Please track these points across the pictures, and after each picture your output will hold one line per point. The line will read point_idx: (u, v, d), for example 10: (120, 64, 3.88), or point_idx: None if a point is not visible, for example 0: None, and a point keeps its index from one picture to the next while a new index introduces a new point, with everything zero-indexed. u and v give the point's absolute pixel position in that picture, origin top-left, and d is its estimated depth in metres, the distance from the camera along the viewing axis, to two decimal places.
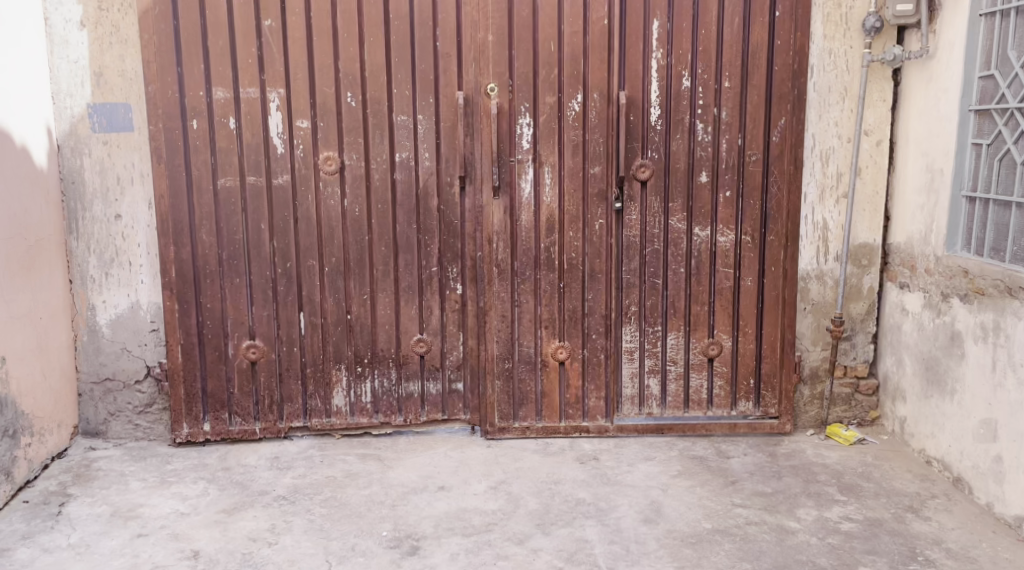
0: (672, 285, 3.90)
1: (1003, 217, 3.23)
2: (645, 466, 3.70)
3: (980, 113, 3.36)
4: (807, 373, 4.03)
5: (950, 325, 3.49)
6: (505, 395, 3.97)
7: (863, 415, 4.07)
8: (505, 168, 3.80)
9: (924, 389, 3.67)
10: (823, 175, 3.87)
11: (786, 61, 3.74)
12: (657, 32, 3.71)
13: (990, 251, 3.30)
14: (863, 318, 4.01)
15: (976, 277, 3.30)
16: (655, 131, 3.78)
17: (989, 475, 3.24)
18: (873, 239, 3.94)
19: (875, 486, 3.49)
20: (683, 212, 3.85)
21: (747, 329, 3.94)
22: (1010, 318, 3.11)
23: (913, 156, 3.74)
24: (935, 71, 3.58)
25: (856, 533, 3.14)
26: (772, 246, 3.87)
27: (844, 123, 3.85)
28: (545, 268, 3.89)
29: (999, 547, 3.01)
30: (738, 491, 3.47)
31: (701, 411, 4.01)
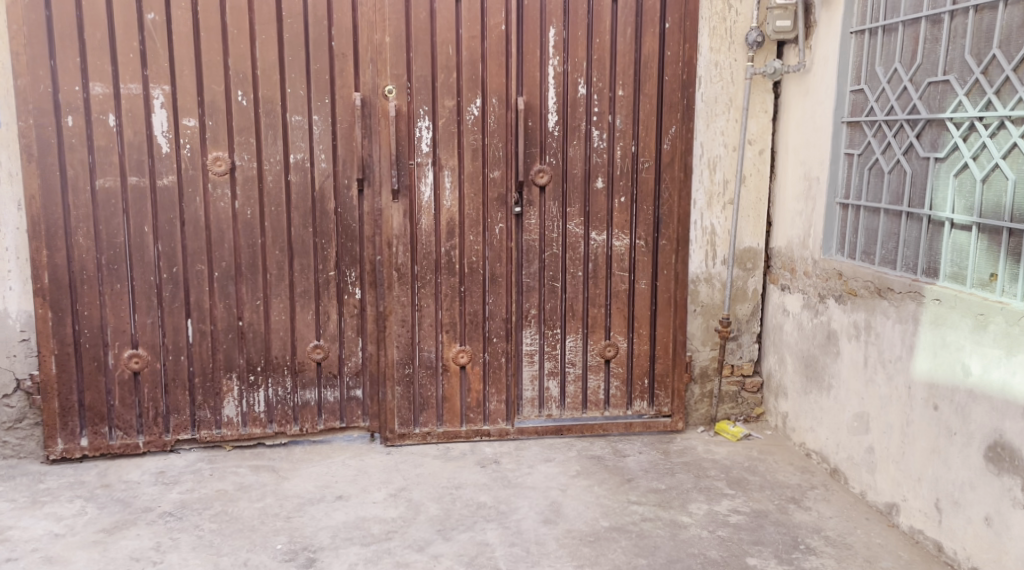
0: (571, 289, 3.97)
1: (873, 223, 3.45)
2: (545, 467, 3.75)
3: (851, 125, 3.58)
4: (697, 373, 4.18)
5: (826, 324, 3.69)
6: (404, 401, 3.93)
7: (749, 411, 4.26)
8: (404, 171, 3.77)
9: (804, 386, 3.87)
10: (711, 183, 4.03)
11: (676, 72, 3.88)
12: (553, 39, 3.77)
13: (862, 255, 3.52)
14: (748, 319, 4.21)
15: (849, 279, 3.51)
16: (552, 137, 3.84)
17: (862, 465, 3.46)
18: (756, 243, 4.14)
19: (761, 479, 3.66)
20: (580, 216, 3.92)
21: (642, 331, 4.06)
22: (880, 317, 3.33)
23: (793, 165, 3.94)
24: (811, 84, 3.79)
25: (743, 525, 3.28)
26: (665, 251, 4.01)
27: (730, 132, 4.01)
28: (446, 272, 3.87)
29: (872, 533, 3.22)
30: (634, 489, 3.56)
31: (598, 412, 4.09)
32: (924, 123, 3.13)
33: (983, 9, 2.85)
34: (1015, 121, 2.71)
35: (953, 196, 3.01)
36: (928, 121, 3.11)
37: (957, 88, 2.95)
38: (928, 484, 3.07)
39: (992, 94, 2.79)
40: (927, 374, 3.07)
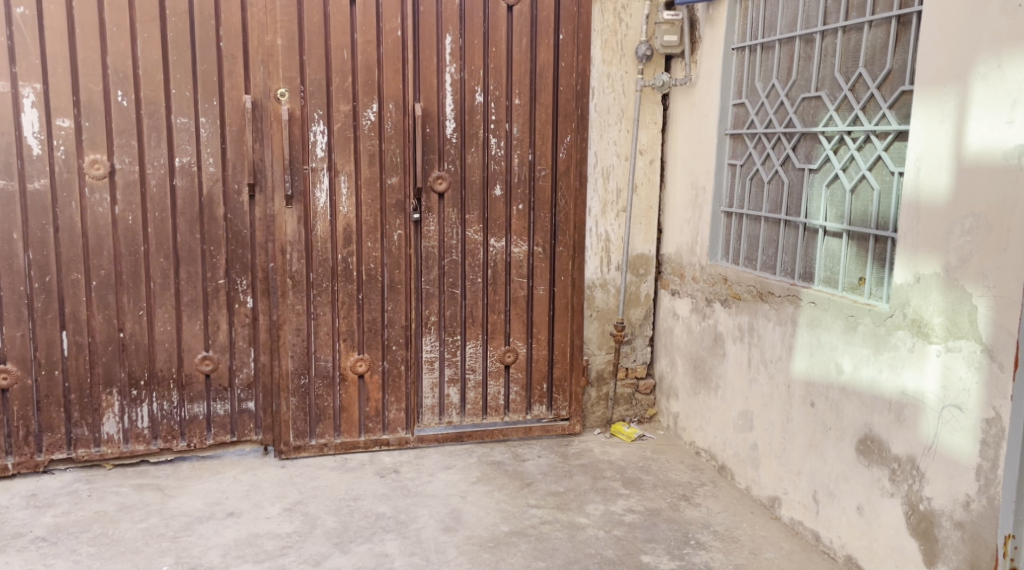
0: (470, 295, 3.98)
1: (755, 230, 3.63)
2: (444, 475, 3.74)
3: (734, 137, 3.75)
4: (594, 376, 4.26)
5: (713, 327, 3.85)
6: (300, 412, 3.83)
7: (643, 412, 4.40)
8: (298, 175, 3.69)
9: (693, 387, 4.03)
10: (605, 191, 4.13)
11: (570, 82, 3.96)
12: (450, 47, 3.78)
13: (745, 260, 3.70)
14: (641, 323, 4.34)
15: (734, 284, 3.68)
16: (450, 144, 3.85)
17: (747, 461, 3.63)
18: (648, 249, 4.28)
19: (654, 478, 3.78)
20: (479, 223, 3.94)
21: (541, 336, 4.11)
22: (761, 319, 3.50)
23: (680, 174, 4.09)
24: (696, 97, 3.95)
25: (637, 523, 3.37)
26: (562, 257, 4.08)
27: (622, 142, 4.13)
28: (342, 279, 3.80)
29: (756, 526, 3.38)
30: (533, 493, 3.60)
31: (498, 417, 4.11)
32: (799, 136, 3.32)
33: (851, 30, 3.05)
34: (879, 135, 2.92)
35: (825, 205, 3.19)
36: (803, 134, 3.30)
37: (828, 104, 3.15)
38: (806, 477, 3.25)
39: (859, 110, 2.99)
40: (804, 373, 3.25)
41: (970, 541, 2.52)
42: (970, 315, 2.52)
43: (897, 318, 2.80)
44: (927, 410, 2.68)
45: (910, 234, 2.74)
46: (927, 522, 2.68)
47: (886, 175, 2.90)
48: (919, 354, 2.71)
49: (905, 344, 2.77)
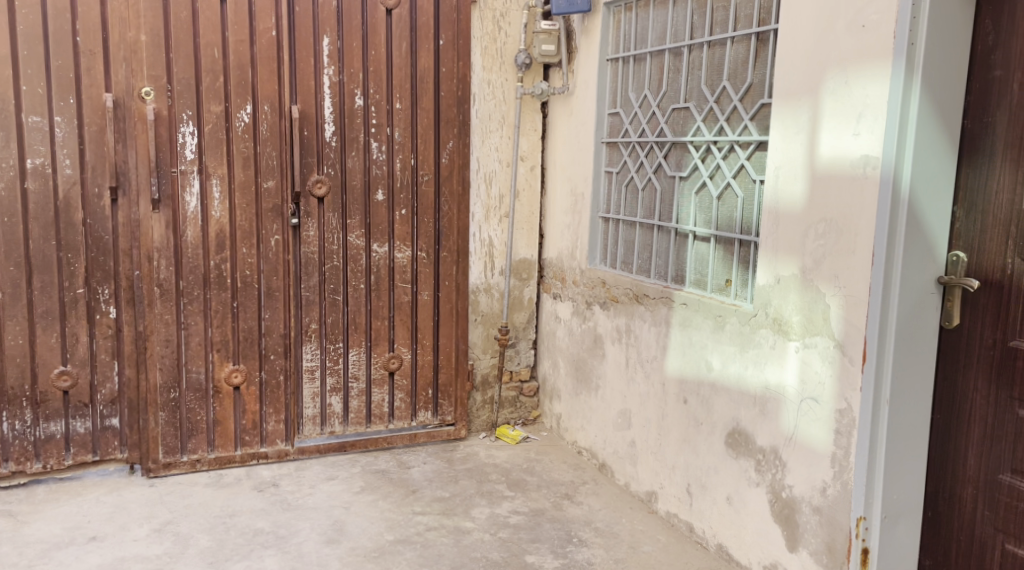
0: (352, 301, 3.91)
1: (630, 235, 3.75)
2: (327, 486, 3.65)
3: (610, 145, 3.87)
4: (478, 380, 4.29)
5: (593, 329, 3.95)
6: (170, 427, 3.65)
7: (527, 414, 4.47)
8: (165, 178, 3.52)
9: (575, 388, 4.12)
10: (487, 197, 4.17)
11: (451, 88, 3.96)
12: (327, 49, 3.70)
13: (622, 264, 3.82)
14: (524, 326, 4.40)
15: (612, 286, 3.79)
16: (330, 147, 3.77)
17: (626, 458, 3.74)
18: (530, 254, 4.34)
19: (538, 479, 3.83)
20: (361, 228, 3.88)
21: (425, 342, 4.09)
22: (638, 321, 3.62)
23: (560, 181, 4.18)
24: (573, 105, 4.05)
25: (522, 524, 3.42)
26: (445, 262, 4.07)
27: (503, 149, 4.18)
28: (215, 287, 3.66)
29: (635, 520, 3.50)
30: (418, 500, 3.58)
31: (382, 425, 4.06)
32: (670, 145, 3.46)
33: (715, 45, 3.21)
34: (742, 145, 3.10)
35: (694, 211, 3.34)
36: (674, 143, 3.45)
37: (696, 115, 3.30)
38: (680, 471, 3.39)
39: (724, 120, 3.16)
40: (677, 371, 3.38)
41: (827, 525, 2.70)
42: (824, 313, 2.70)
43: (760, 318, 2.97)
44: (787, 403, 2.86)
45: (770, 239, 2.92)
46: (789, 509, 2.85)
47: (749, 183, 3.07)
48: (780, 351, 2.89)
49: (768, 341, 2.94)
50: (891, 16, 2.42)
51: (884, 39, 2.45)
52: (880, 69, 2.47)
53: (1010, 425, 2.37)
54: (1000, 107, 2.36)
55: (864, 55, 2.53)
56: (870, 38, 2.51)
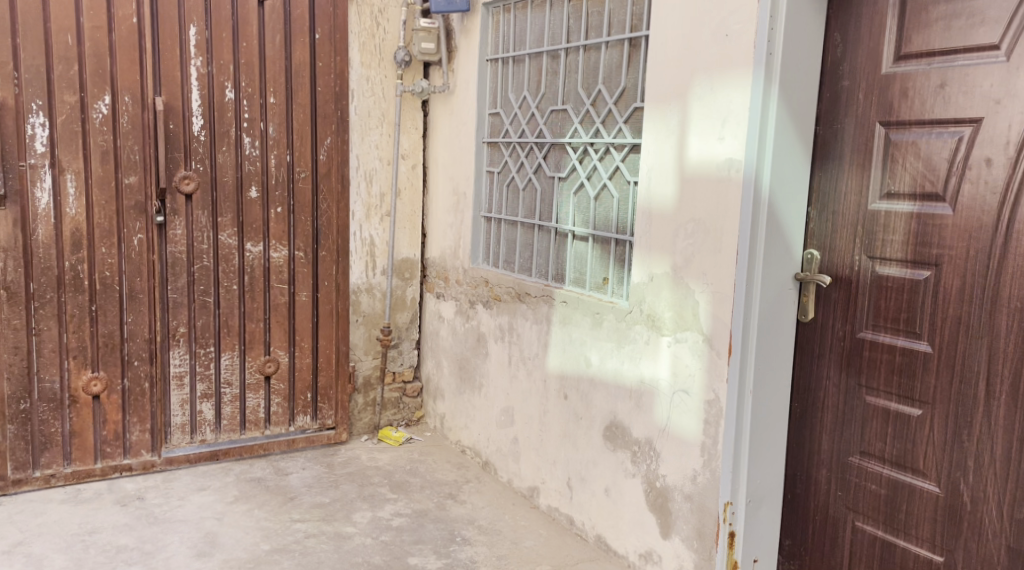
0: (224, 303, 3.75)
1: (512, 234, 3.79)
2: (198, 497, 3.49)
3: (491, 145, 3.90)
4: (360, 382, 4.21)
5: (476, 328, 3.96)
6: (20, 442, 3.39)
7: (410, 415, 4.43)
8: (12, 173, 3.26)
9: (458, 387, 4.12)
10: (368, 196, 4.09)
11: (328, 83, 3.87)
12: (194, 39, 3.54)
13: (504, 264, 3.85)
14: (407, 326, 4.36)
15: (495, 285, 3.81)
16: (198, 142, 3.60)
17: (508, 455, 3.78)
18: (413, 254, 4.31)
19: (421, 480, 3.81)
20: (233, 226, 3.73)
21: (303, 344, 3.97)
22: (520, 319, 3.66)
23: (441, 180, 4.17)
24: (454, 104, 4.04)
25: (405, 526, 3.38)
26: (324, 262, 3.97)
27: (383, 147, 4.12)
28: (71, 290, 3.42)
29: (517, 516, 3.54)
30: (296, 507, 3.48)
31: (258, 431, 3.92)
32: (550, 146, 3.52)
33: (591, 49, 3.30)
34: (617, 147, 3.19)
35: (573, 211, 3.42)
36: (552, 144, 3.51)
37: (573, 116, 3.38)
38: (561, 465, 3.46)
39: (600, 123, 3.24)
40: (558, 368, 3.45)
41: (697, 511, 2.83)
42: (693, 309, 2.82)
43: (635, 314, 3.07)
44: (660, 396, 2.97)
45: (644, 238, 3.02)
46: (663, 497, 2.97)
47: (624, 184, 3.16)
48: (653, 345, 2.99)
49: (643, 337, 3.04)
50: (751, 27, 2.56)
51: (745, 48, 2.59)
52: (741, 76, 2.60)
53: (858, 410, 2.54)
54: (848, 114, 2.53)
55: (726, 63, 2.66)
56: (732, 46, 2.63)
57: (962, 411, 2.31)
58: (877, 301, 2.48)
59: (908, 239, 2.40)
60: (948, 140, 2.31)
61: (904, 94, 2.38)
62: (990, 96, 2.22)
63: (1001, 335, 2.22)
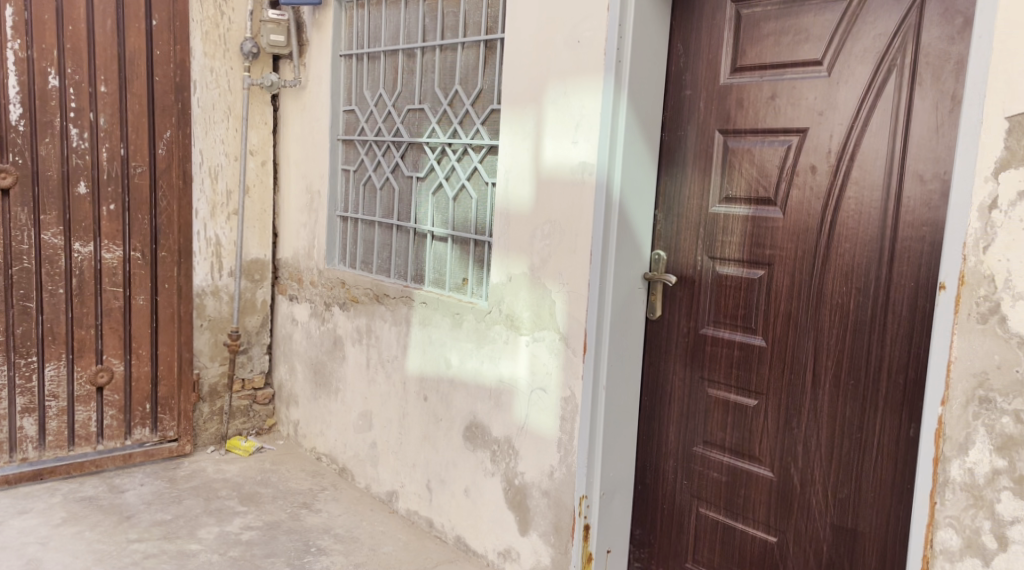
0: (48, 308, 3.44)
1: (369, 234, 3.72)
2: (19, 521, 3.18)
3: (346, 143, 3.80)
4: (206, 391, 4.00)
5: (332, 331, 3.85)
6: None
7: (261, 424, 4.24)
8: None
9: (313, 392, 3.99)
10: (213, 192, 3.88)
11: (167, 73, 3.65)
12: (11, 20, 3.24)
13: (361, 264, 3.77)
14: (257, 330, 4.18)
15: (351, 287, 3.71)
16: (16, 132, 3.30)
17: (366, 460, 3.70)
18: (264, 254, 4.13)
19: (273, 491, 3.66)
20: (58, 225, 3.43)
21: (141, 351, 3.71)
22: (378, 321, 3.58)
23: (293, 177, 4.02)
24: (306, 100, 3.91)
25: (256, 540, 3.23)
26: (164, 263, 3.73)
27: (230, 141, 3.92)
28: None
29: (375, 522, 3.47)
30: (134, 526, 3.24)
31: (89, 447, 3.62)
32: (407, 146, 3.48)
33: (447, 49, 3.29)
34: (475, 148, 3.19)
35: (432, 211, 3.39)
36: (410, 143, 3.47)
37: (430, 116, 3.35)
38: (420, 468, 3.43)
39: (457, 123, 3.24)
40: (417, 369, 3.41)
41: (554, 506, 2.88)
42: (550, 309, 2.87)
43: (494, 314, 3.08)
44: (519, 395, 3.00)
45: (502, 238, 3.04)
46: (521, 494, 3.00)
47: (482, 185, 3.17)
48: (512, 345, 3.02)
49: (502, 337, 3.06)
50: (602, 33, 2.63)
51: (596, 54, 2.66)
52: (593, 82, 2.67)
53: (702, 402, 2.67)
54: (690, 122, 2.66)
55: (579, 68, 2.73)
56: (584, 52, 2.70)
57: (791, 401, 2.45)
58: (717, 298, 2.61)
59: (744, 240, 2.53)
60: (778, 147, 2.45)
61: (740, 104, 2.53)
62: (814, 108, 2.37)
63: (824, 329, 2.37)
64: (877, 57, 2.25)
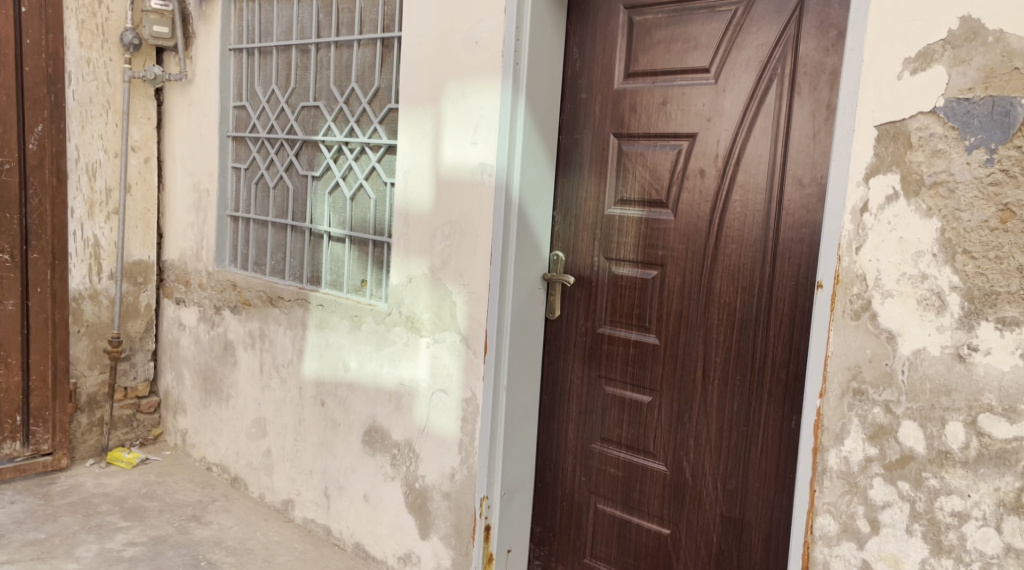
0: None
1: (262, 235, 3.61)
2: None
3: (236, 140, 3.67)
4: (83, 401, 3.77)
5: (223, 336, 3.69)
6: None
7: (145, 434, 4.03)
8: None
9: (202, 399, 3.83)
10: (90, 191, 3.68)
11: (39, 64, 3.44)
12: None
13: (253, 266, 3.65)
14: (141, 336, 3.98)
15: (243, 289, 3.58)
16: None
17: (260, 469, 3.58)
18: (147, 255, 3.93)
19: (158, 504, 3.48)
20: None
21: (10, 359, 3.47)
22: (272, 324, 3.47)
23: (180, 175, 3.85)
24: (193, 95, 3.75)
25: (140, 556, 3.06)
26: (36, 265, 3.52)
27: (109, 137, 3.72)
28: None
29: (269, 532, 3.36)
30: (3, 547, 3.02)
31: None
32: (301, 144, 3.39)
33: (342, 46, 3.22)
34: (372, 147, 3.14)
35: (328, 211, 3.32)
36: (305, 141, 3.38)
37: (326, 114, 3.28)
38: (318, 475, 3.34)
39: (354, 122, 3.18)
40: (314, 374, 3.32)
41: (454, 508, 2.87)
42: (450, 309, 2.86)
43: (394, 316, 3.04)
44: (420, 397, 2.97)
45: (401, 239, 3.01)
46: (422, 498, 2.97)
47: (380, 185, 3.13)
48: (412, 347, 2.98)
49: (401, 339, 3.02)
50: (499, 35, 2.65)
51: (493, 56, 2.67)
52: (491, 83, 2.68)
53: (599, 400, 2.72)
54: (586, 125, 2.71)
55: (476, 70, 2.73)
56: (482, 53, 2.71)
57: (683, 397, 2.53)
58: (614, 298, 2.67)
59: (638, 241, 2.60)
60: (669, 151, 2.53)
61: (633, 108, 2.59)
62: (702, 114, 2.45)
63: (714, 327, 2.46)
64: (759, 66, 2.34)
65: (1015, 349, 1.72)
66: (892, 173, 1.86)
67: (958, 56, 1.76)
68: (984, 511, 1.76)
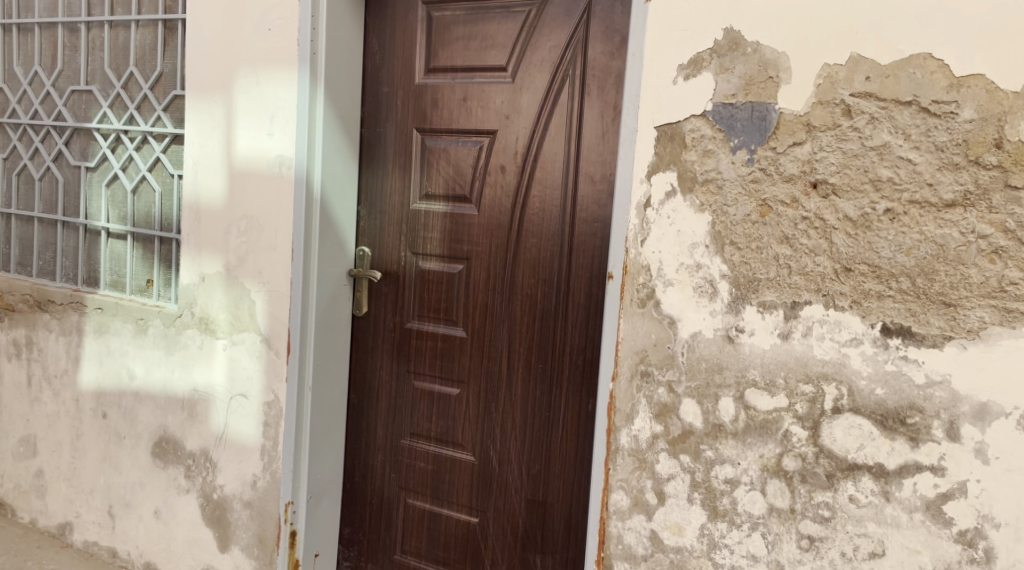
0: None
1: (27, 232, 3.26)
2: None
3: None
4: None
5: None
6: None
7: None
8: None
9: None
10: None
11: None
12: None
13: (17, 267, 3.29)
14: None
15: (4, 293, 3.21)
16: None
17: (31, 492, 3.25)
18: None
19: None
20: None
21: None
22: (41, 331, 3.15)
23: None
24: None
25: None
26: None
27: None
28: None
29: (44, 560, 3.05)
30: None
31: None
32: (71, 132, 3.10)
33: (118, 26, 2.98)
34: (156, 137, 2.94)
35: (106, 205, 3.06)
36: (75, 129, 3.09)
37: (100, 99, 3.02)
38: (100, 493, 3.08)
39: (134, 109, 2.95)
40: (93, 383, 3.05)
41: (257, 517, 2.76)
42: (249, 309, 2.74)
43: (185, 318, 2.86)
44: (217, 402, 2.82)
45: (192, 235, 2.84)
46: (220, 509, 2.83)
47: (165, 177, 2.93)
48: (207, 350, 2.83)
49: (194, 342, 2.85)
50: (295, 24, 2.57)
51: (289, 45, 2.59)
52: (287, 73, 2.60)
53: (408, 394, 2.72)
54: (388, 119, 2.69)
55: (270, 58, 2.63)
56: (276, 41, 2.61)
57: (490, 387, 2.59)
58: (421, 292, 2.68)
59: (444, 236, 2.63)
60: (470, 148, 2.57)
61: (434, 104, 2.61)
62: (500, 111, 2.52)
63: (517, 317, 2.53)
64: (552, 67, 2.44)
65: (774, 330, 1.92)
66: (670, 171, 2.01)
67: (723, 65, 1.94)
68: (752, 477, 1.95)
